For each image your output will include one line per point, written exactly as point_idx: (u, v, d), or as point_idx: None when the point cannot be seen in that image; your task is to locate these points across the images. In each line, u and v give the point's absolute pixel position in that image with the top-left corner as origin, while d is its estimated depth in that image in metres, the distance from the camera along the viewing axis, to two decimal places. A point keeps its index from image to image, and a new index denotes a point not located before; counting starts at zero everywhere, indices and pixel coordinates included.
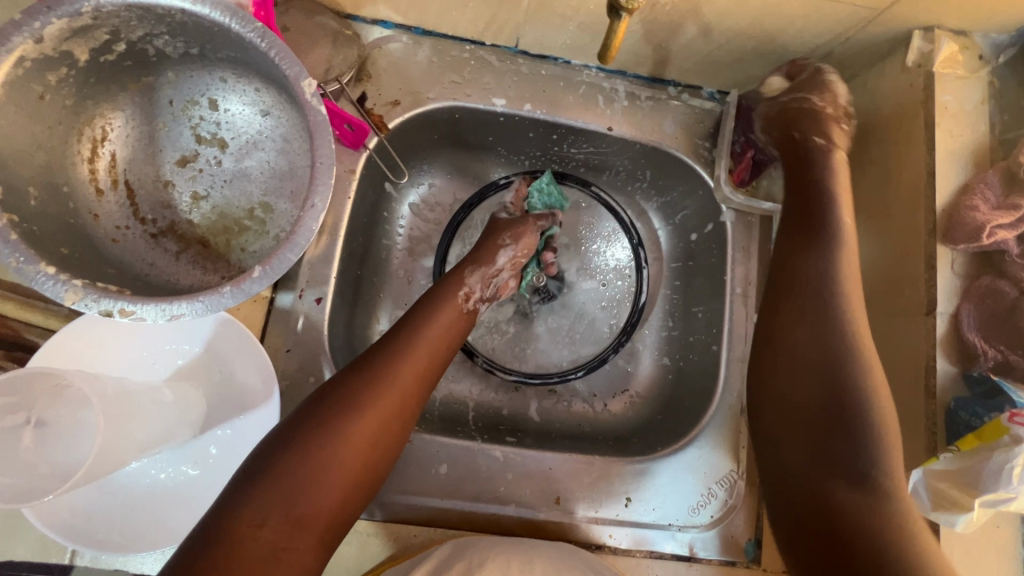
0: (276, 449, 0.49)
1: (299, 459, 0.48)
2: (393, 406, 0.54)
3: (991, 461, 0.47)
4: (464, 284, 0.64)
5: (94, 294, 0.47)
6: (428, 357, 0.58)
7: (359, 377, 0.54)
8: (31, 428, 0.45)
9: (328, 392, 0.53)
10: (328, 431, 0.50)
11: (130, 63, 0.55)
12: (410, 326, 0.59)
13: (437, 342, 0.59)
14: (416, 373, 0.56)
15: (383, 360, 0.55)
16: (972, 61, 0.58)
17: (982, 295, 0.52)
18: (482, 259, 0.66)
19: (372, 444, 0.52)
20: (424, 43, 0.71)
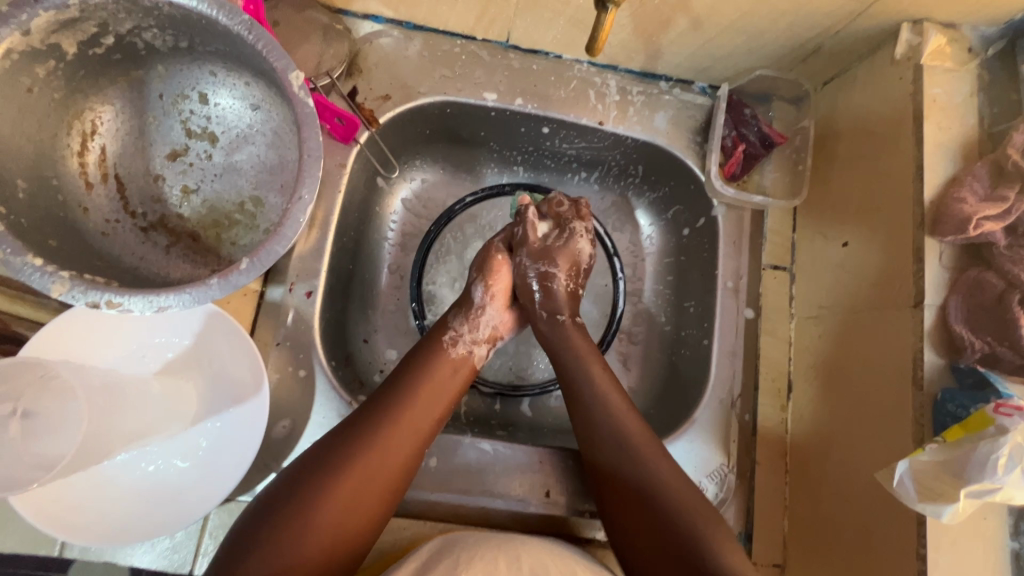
0: (270, 505, 0.50)
1: (288, 515, 0.49)
2: (389, 462, 0.54)
3: (978, 451, 0.47)
4: (449, 329, 0.64)
5: (81, 286, 0.47)
6: (425, 410, 0.58)
7: (356, 432, 0.54)
8: (17, 419, 0.44)
9: (324, 447, 0.54)
10: (321, 488, 0.51)
11: (119, 57, 0.55)
12: (407, 377, 0.59)
13: (433, 393, 0.59)
14: (414, 428, 0.56)
15: (382, 414, 0.56)
16: (961, 54, 0.58)
17: (970, 287, 0.52)
18: (462, 304, 0.66)
19: (362, 502, 0.52)
20: (415, 37, 0.71)
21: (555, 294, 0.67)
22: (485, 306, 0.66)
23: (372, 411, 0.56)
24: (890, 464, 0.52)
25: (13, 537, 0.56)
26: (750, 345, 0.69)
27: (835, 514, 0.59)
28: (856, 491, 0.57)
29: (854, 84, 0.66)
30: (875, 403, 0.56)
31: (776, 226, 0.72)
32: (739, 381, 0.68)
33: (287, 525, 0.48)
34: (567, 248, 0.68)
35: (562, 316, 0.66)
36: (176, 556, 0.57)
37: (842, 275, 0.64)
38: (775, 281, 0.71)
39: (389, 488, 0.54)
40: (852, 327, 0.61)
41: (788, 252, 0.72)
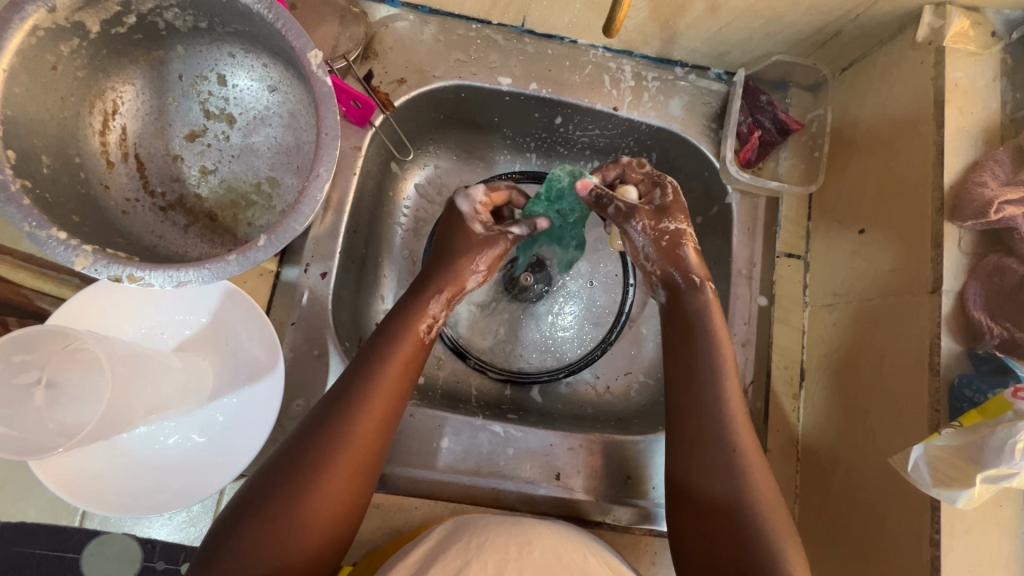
0: (236, 518, 0.47)
1: (263, 521, 0.47)
2: (357, 462, 0.51)
3: (994, 437, 0.47)
4: (428, 316, 0.60)
5: (103, 260, 0.48)
6: (387, 405, 0.54)
7: (318, 434, 0.51)
8: (42, 389, 0.46)
9: (286, 452, 0.51)
10: (288, 496, 0.48)
11: (140, 36, 0.56)
12: (367, 372, 0.55)
13: (396, 387, 0.55)
14: (390, 397, 0.55)
15: (343, 414, 0.52)
16: (984, 38, 0.57)
17: (989, 273, 0.52)
18: (451, 288, 0.61)
19: (334, 505, 0.49)
20: (431, 21, 0.71)
21: (688, 257, 0.60)
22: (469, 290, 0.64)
23: (334, 411, 0.52)
24: (904, 449, 0.52)
25: (36, 507, 0.58)
26: (763, 332, 0.69)
27: (847, 501, 0.58)
28: (869, 481, 0.56)
29: (873, 69, 0.65)
30: (891, 390, 0.56)
31: (791, 214, 0.72)
32: (750, 369, 0.68)
33: (259, 538, 0.46)
34: (678, 199, 0.61)
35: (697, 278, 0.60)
36: (192, 529, 0.59)
37: (859, 262, 0.63)
38: (789, 269, 0.71)
39: (359, 487, 0.52)
40: (866, 314, 0.60)
41: (802, 240, 0.72)
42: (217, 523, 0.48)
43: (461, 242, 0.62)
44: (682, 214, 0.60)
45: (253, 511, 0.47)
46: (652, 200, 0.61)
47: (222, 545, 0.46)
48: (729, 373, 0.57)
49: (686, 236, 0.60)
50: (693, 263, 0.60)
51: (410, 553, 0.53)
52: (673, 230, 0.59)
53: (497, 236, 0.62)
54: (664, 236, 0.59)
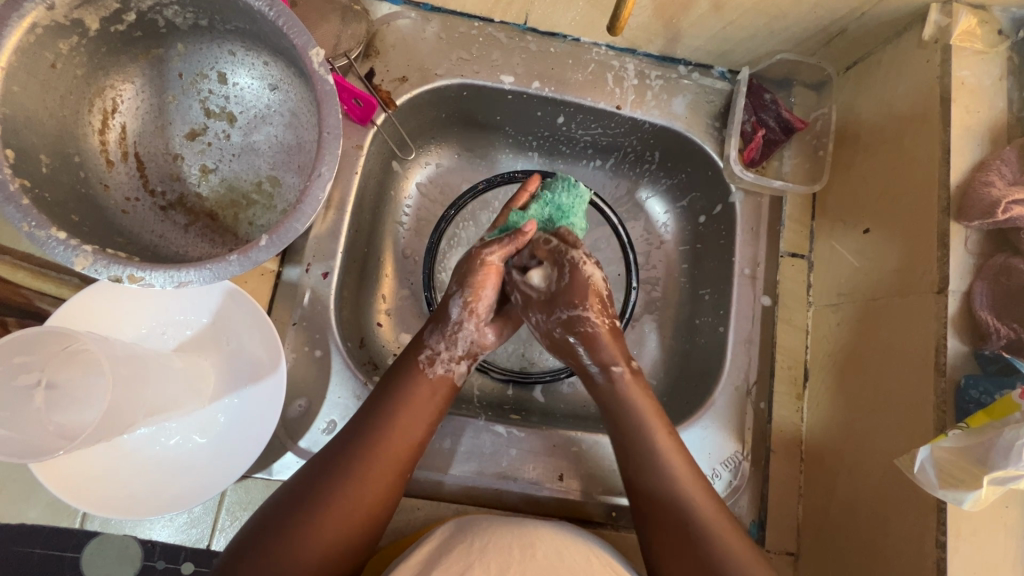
0: (257, 532, 0.49)
1: (279, 545, 0.47)
2: (377, 483, 0.52)
3: (1001, 438, 0.46)
4: (425, 347, 0.59)
5: (103, 260, 0.47)
6: (410, 437, 0.55)
7: (342, 454, 0.52)
8: (42, 389, 0.45)
9: (311, 471, 0.52)
10: (306, 516, 0.49)
11: (140, 34, 0.56)
12: (393, 395, 0.56)
13: (421, 412, 0.56)
14: (414, 428, 0.55)
15: (368, 436, 0.53)
16: (990, 36, 0.57)
17: (997, 273, 0.51)
18: (438, 317, 0.61)
19: (352, 523, 0.50)
20: (433, 19, 0.71)
21: (602, 343, 0.59)
22: (463, 324, 0.60)
23: (360, 432, 0.54)
24: (910, 450, 0.52)
25: (36, 508, 0.58)
26: (767, 332, 0.69)
27: (852, 502, 0.58)
28: (875, 482, 0.56)
29: (879, 68, 0.65)
30: (896, 391, 0.55)
31: (795, 213, 0.72)
32: (754, 369, 0.68)
33: (272, 556, 0.47)
34: (575, 283, 0.59)
35: (618, 367, 0.59)
36: (194, 531, 0.58)
37: (864, 261, 0.63)
38: (793, 269, 0.70)
39: (380, 507, 0.52)
40: (871, 315, 0.60)
41: (806, 240, 0.71)
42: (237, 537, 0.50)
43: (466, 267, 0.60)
44: (580, 300, 0.59)
45: (270, 533, 0.48)
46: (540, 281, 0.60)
47: (238, 559, 0.47)
48: (656, 423, 0.57)
49: (587, 324, 0.59)
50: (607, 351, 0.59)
51: (412, 554, 0.52)
52: (585, 329, 0.59)
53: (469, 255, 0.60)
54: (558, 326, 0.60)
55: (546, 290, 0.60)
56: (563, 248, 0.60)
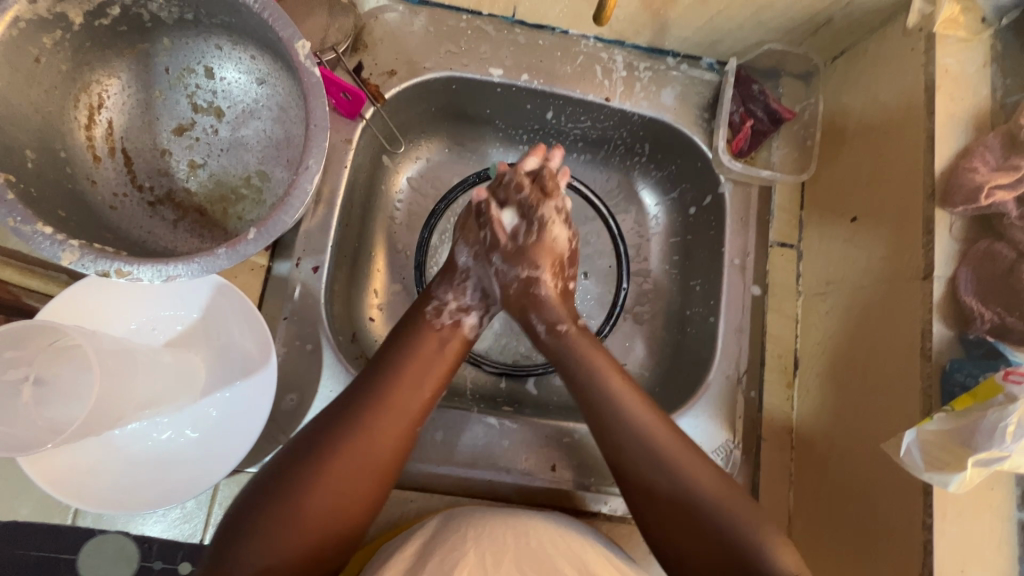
0: (261, 490, 0.49)
1: (286, 492, 0.48)
2: (382, 445, 0.52)
3: (985, 420, 0.47)
4: (432, 299, 0.62)
5: (91, 255, 0.47)
6: (419, 389, 0.56)
7: (345, 415, 0.52)
8: (30, 385, 0.45)
9: (323, 421, 0.53)
10: (315, 461, 0.50)
11: (125, 28, 0.55)
12: (402, 352, 0.57)
13: (426, 375, 0.57)
14: (426, 378, 0.57)
15: (379, 387, 0.54)
16: (975, 24, 0.57)
17: (980, 259, 0.52)
18: (448, 271, 0.64)
19: (363, 470, 0.51)
20: (421, 13, 0.70)
21: (546, 302, 0.63)
22: (470, 271, 0.64)
23: (363, 394, 0.54)
24: (897, 435, 0.52)
25: (27, 505, 0.57)
26: (757, 321, 0.69)
27: (842, 488, 0.59)
28: (866, 468, 0.56)
29: (865, 58, 0.65)
30: (883, 378, 0.56)
31: (783, 203, 0.72)
32: (745, 358, 0.68)
33: (280, 501, 0.48)
34: (540, 241, 0.63)
35: (563, 325, 0.62)
36: (186, 526, 0.58)
37: (853, 249, 0.63)
38: (782, 258, 0.71)
39: (391, 457, 0.53)
40: (859, 302, 0.61)
41: (795, 229, 0.72)
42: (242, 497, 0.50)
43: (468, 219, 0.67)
44: (538, 258, 0.63)
45: (279, 481, 0.49)
46: (518, 238, 0.64)
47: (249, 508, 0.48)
48: (606, 369, 0.59)
49: (541, 287, 0.63)
50: (553, 308, 0.63)
51: (405, 546, 0.53)
52: (528, 274, 0.63)
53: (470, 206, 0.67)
54: (517, 283, 0.63)
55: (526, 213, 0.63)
56: (534, 205, 0.63)
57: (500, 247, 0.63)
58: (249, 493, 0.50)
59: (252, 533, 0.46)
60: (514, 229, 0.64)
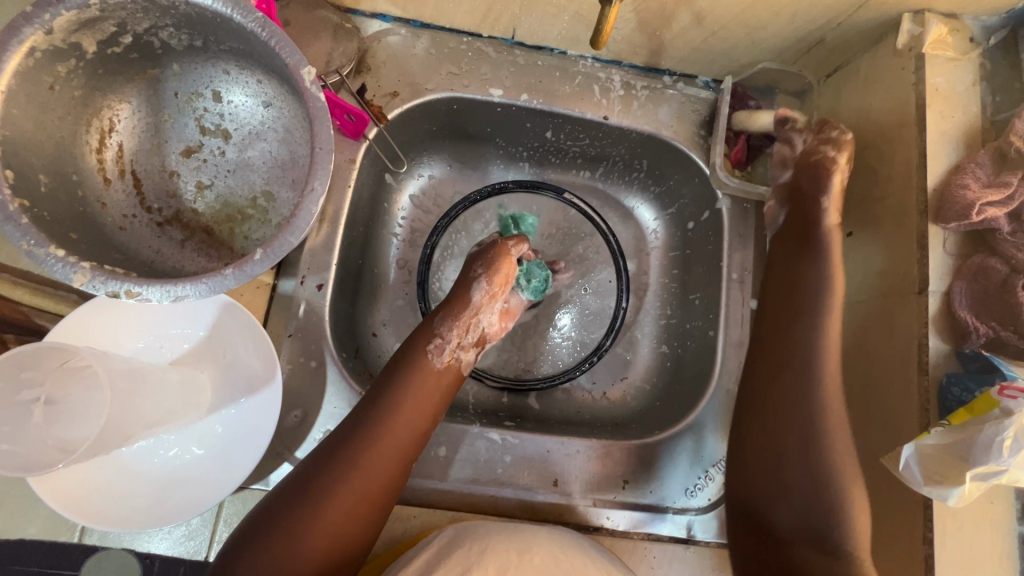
0: (261, 524, 0.50)
1: (285, 527, 0.49)
2: (372, 478, 0.53)
3: (982, 435, 0.47)
4: (435, 336, 0.61)
5: (101, 276, 0.48)
6: (415, 425, 0.56)
7: (333, 456, 0.53)
8: (41, 405, 0.46)
9: (322, 453, 0.54)
10: (312, 497, 0.51)
11: (136, 55, 0.57)
12: (398, 385, 0.57)
13: (421, 406, 0.57)
14: (422, 412, 0.57)
15: (376, 421, 0.55)
16: (962, 44, 0.58)
17: (974, 273, 0.52)
18: (456, 305, 0.63)
19: (359, 506, 0.52)
20: (423, 35, 0.72)
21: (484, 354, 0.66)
22: (478, 313, 0.64)
23: (361, 425, 0.55)
24: (896, 449, 0.53)
25: (34, 524, 0.58)
26: None
27: None
28: (867, 483, 0.56)
29: (857, 76, 0.66)
30: (880, 391, 0.57)
31: None
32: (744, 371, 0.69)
33: (279, 537, 0.49)
34: (462, 314, 0.63)
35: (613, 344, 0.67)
36: (191, 543, 0.59)
37: (848, 263, 0.64)
38: None
39: (386, 487, 0.54)
40: (856, 317, 0.61)
41: None
42: (241, 528, 0.51)
43: (457, 290, 0.64)
44: (453, 332, 0.62)
45: (278, 517, 0.50)
46: (485, 313, 0.64)
47: (249, 543, 0.49)
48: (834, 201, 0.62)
49: (459, 355, 0.62)
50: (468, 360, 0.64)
51: (407, 562, 0.53)
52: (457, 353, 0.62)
53: (499, 246, 0.66)
54: (481, 341, 0.65)
55: (501, 276, 0.64)
56: (497, 293, 0.64)
57: (473, 318, 0.63)
58: (248, 525, 0.51)
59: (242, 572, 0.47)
60: (490, 298, 0.64)
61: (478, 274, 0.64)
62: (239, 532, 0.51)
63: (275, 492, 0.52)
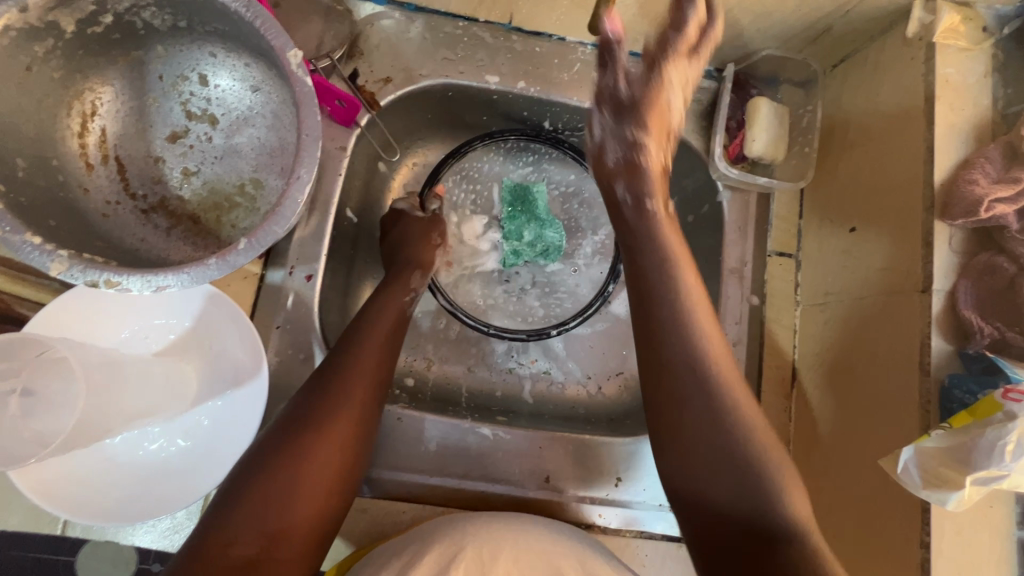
0: (247, 471, 0.48)
1: (278, 468, 0.47)
2: (354, 417, 0.53)
3: (984, 438, 0.46)
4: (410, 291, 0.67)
5: (79, 265, 0.47)
6: (382, 365, 0.58)
7: (320, 397, 0.53)
8: (17, 397, 0.45)
9: (302, 398, 0.53)
10: (301, 437, 0.50)
11: (118, 36, 0.55)
12: (365, 330, 0.59)
13: (385, 345, 0.59)
14: (385, 354, 0.59)
15: (345, 363, 0.56)
16: (976, 33, 0.56)
17: (980, 272, 0.51)
18: (427, 263, 0.69)
19: (345, 444, 0.51)
20: (417, 20, 0.70)
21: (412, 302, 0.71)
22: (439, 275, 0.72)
23: (333, 369, 0.55)
24: (894, 452, 0.52)
25: (17, 515, 0.57)
26: (754, 332, 0.69)
27: (839, 502, 0.58)
28: (864, 485, 0.55)
29: (864, 66, 0.64)
30: (879, 390, 0.55)
31: (782, 211, 0.71)
32: (741, 369, 0.68)
33: (272, 478, 0.47)
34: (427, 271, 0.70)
35: (643, 137, 0.55)
36: (176, 537, 0.58)
37: (849, 260, 0.63)
38: (781, 268, 0.70)
39: (366, 424, 0.54)
40: (857, 314, 0.60)
41: (793, 238, 0.71)
42: (222, 486, 0.48)
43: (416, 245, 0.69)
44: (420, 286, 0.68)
45: (266, 460, 0.48)
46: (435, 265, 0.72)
47: (238, 491, 0.46)
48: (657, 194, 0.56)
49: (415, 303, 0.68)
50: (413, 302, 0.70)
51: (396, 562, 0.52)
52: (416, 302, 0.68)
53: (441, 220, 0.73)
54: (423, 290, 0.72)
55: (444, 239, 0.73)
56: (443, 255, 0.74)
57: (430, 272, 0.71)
58: (231, 478, 0.48)
59: (237, 517, 0.45)
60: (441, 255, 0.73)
61: (439, 245, 0.72)
62: (219, 491, 0.47)
63: (254, 446, 0.50)
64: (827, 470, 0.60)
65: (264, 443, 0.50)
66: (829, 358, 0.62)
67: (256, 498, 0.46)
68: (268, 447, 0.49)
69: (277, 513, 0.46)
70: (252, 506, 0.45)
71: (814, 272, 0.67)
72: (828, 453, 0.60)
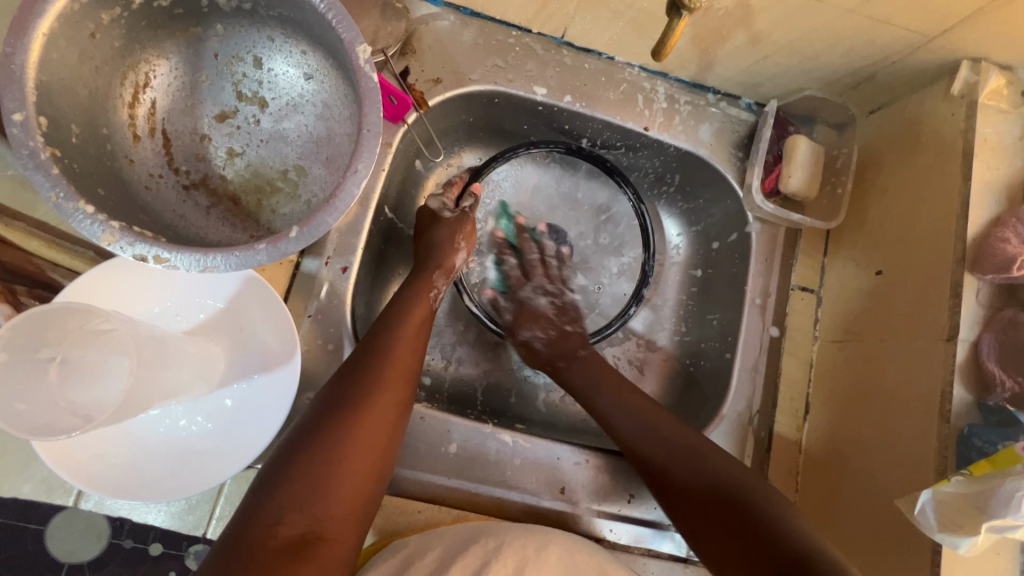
0: (289, 450, 0.49)
1: (319, 448, 0.49)
2: (388, 400, 0.54)
3: (1003, 489, 0.48)
4: (433, 287, 0.67)
5: (129, 238, 0.46)
6: (413, 351, 0.59)
7: (354, 381, 0.54)
8: (57, 364, 0.45)
9: (337, 381, 0.54)
10: (339, 419, 0.51)
11: (180, 11, 0.55)
12: (395, 318, 0.60)
13: (416, 333, 0.60)
14: (415, 341, 0.60)
15: (377, 348, 0.57)
16: (1015, 97, 0.59)
17: (1004, 326, 0.53)
18: (447, 264, 0.69)
19: (381, 428, 0.53)
20: (471, 24, 0.70)
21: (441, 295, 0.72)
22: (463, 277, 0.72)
23: (366, 353, 0.56)
24: (910, 493, 0.53)
25: (29, 483, 0.56)
26: (773, 363, 0.70)
27: (847, 536, 0.59)
28: (874, 523, 0.57)
29: (902, 116, 0.66)
30: (896, 430, 0.57)
31: (808, 247, 0.73)
32: (758, 398, 0.69)
33: (312, 457, 0.48)
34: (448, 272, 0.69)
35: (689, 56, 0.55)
36: (190, 517, 0.58)
37: (872, 301, 0.64)
38: (802, 302, 0.72)
39: (401, 410, 0.55)
40: (879, 355, 0.61)
41: (817, 275, 0.73)
42: (267, 464, 0.49)
43: (438, 245, 0.69)
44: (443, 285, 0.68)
45: (307, 441, 0.49)
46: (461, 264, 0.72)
47: (282, 469, 0.48)
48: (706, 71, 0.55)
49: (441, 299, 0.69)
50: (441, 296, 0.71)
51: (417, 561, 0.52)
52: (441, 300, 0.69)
53: (466, 220, 0.72)
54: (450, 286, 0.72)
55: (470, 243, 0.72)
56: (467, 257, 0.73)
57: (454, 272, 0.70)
58: (274, 457, 0.49)
59: (281, 494, 0.46)
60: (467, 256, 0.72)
61: (464, 247, 0.71)
62: (266, 468, 0.49)
63: (296, 425, 0.52)
64: (837, 505, 0.61)
65: (306, 423, 0.51)
66: (847, 396, 0.64)
67: (299, 477, 0.47)
68: (308, 428, 0.51)
69: (319, 492, 0.47)
70: (298, 484, 0.47)
71: (838, 310, 0.69)
72: (839, 489, 0.62)
